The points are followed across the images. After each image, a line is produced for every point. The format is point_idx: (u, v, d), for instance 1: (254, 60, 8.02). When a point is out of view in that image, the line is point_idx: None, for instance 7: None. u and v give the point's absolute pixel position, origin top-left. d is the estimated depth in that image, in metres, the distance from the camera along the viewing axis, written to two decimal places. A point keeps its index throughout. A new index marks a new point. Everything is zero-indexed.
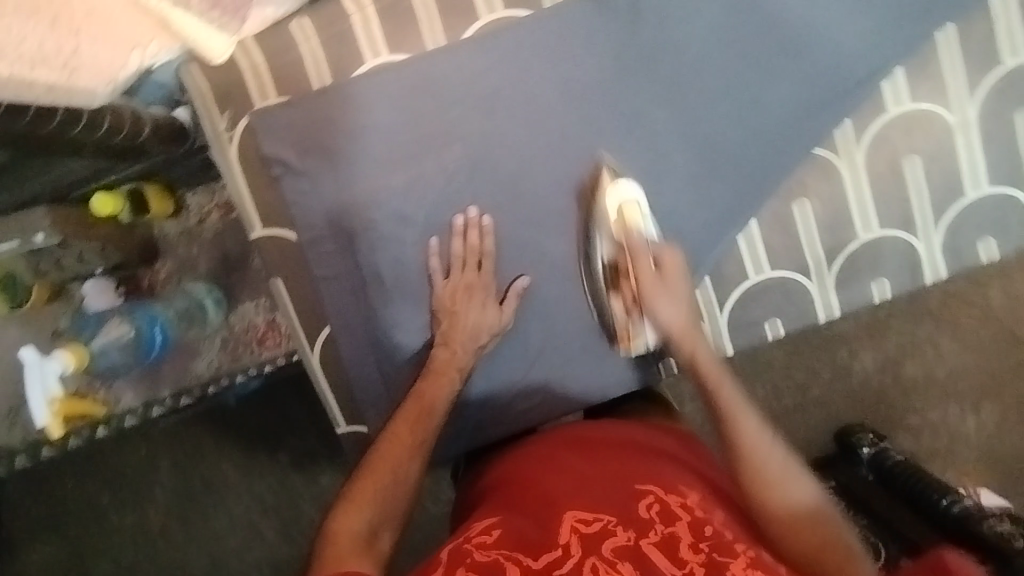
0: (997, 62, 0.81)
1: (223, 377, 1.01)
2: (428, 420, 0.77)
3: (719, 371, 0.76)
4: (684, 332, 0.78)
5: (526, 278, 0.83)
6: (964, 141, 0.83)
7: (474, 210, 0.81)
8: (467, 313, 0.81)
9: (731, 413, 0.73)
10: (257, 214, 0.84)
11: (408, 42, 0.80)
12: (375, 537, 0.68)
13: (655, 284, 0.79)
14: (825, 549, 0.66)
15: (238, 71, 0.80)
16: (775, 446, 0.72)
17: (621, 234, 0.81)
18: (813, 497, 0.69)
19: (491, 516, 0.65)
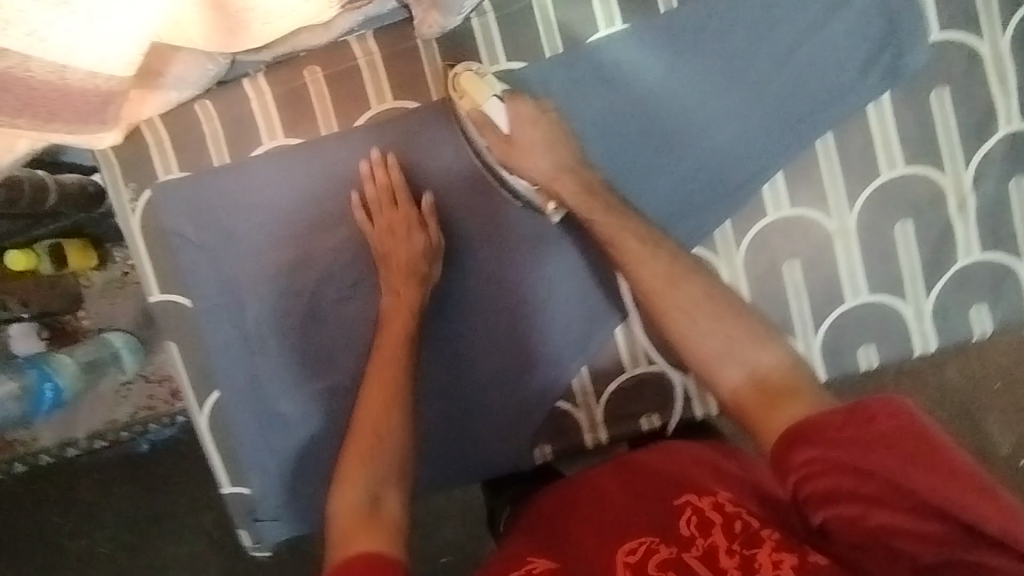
0: (876, 172, 0.83)
1: (138, 424, 1.09)
2: (413, 284, 0.80)
3: (587, 192, 0.76)
4: (550, 179, 0.77)
5: (431, 193, 0.83)
6: (844, 248, 0.84)
7: (376, 152, 0.83)
8: (409, 232, 0.81)
9: (613, 241, 0.73)
10: (155, 280, 0.87)
11: (303, 126, 0.84)
12: (382, 502, 0.63)
13: (516, 147, 0.78)
14: (763, 368, 0.62)
15: (143, 147, 0.84)
16: (661, 254, 0.71)
17: (471, 108, 0.78)
18: (713, 292, 0.68)
19: (550, 556, 0.61)
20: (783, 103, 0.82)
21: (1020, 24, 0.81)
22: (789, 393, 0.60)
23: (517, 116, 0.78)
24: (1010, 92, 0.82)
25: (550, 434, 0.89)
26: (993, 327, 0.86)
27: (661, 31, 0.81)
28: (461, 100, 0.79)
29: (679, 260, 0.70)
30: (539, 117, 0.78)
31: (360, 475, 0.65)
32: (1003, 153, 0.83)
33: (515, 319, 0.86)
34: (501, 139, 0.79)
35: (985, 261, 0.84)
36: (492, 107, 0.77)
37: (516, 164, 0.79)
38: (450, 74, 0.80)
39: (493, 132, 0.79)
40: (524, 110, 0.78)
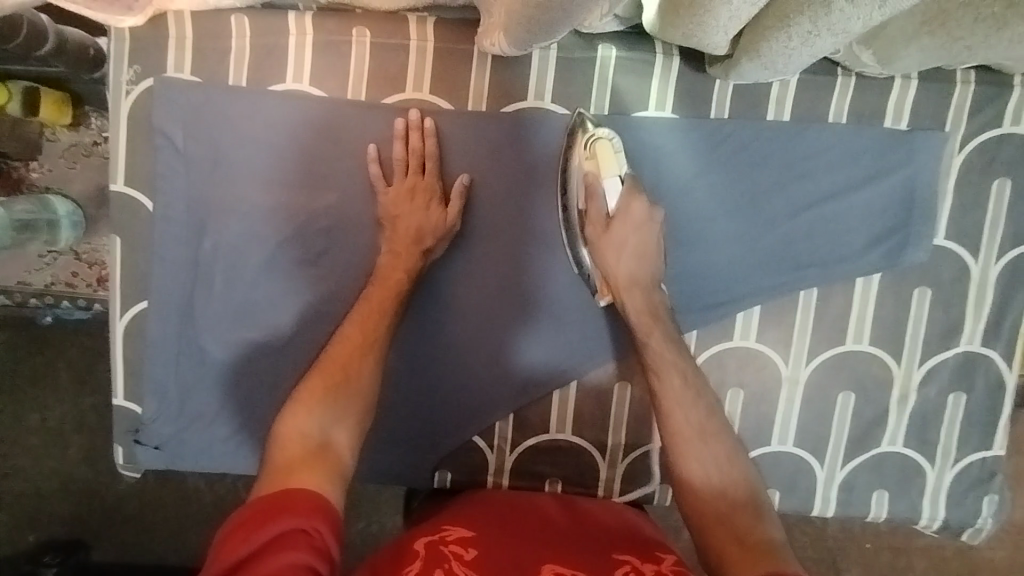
0: (842, 340, 0.86)
1: (51, 295, 1.03)
2: (414, 251, 0.80)
3: (648, 313, 0.77)
4: (617, 282, 0.78)
5: (469, 178, 0.82)
6: (788, 396, 0.87)
7: (415, 112, 0.80)
8: (428, 204, 0.81)
9: (657, 368, 0.74)
10: (123, 169, 0.82)
11: (332, 81, 0.81)
12: (330, 438, 0.66)
13: (607, 236, 0.77)
14: (751, 536, 0.64)
15: (163, 35, 0.79)
16: (699, 405, 0.72)
17: (591, 175, 0.78)
18: (733, 460, 0.69)
19: (467, 528, 0.71)
20: (780, 246, 0.84)
21: (1013, 260, 0.85)
22: (764, 555, 0.61)
23: (623, 208, 0.77)
24: (982, 314, 0.86)
25: (455, 464, 0.88)
26: (886, 515, 0.90)
27: (700, 136, 0.82)
28: (586, 161, 0.78)
29: (712, 417, 0.72)
30: (645, 221, 0.78)
31: (318, 401, 0.68)
32: (954, 365, 0.87)
33: (484, 322, 0.85)
34: (598, 219, 0.78)
35: (902, 455, 0.89)
36: (609, 185, 0.77)
37: (601, 250, 0.78)
38: (584, 134, 0.79)
39: (597, 205, 0.78)
40: (636, 206, 0.77)
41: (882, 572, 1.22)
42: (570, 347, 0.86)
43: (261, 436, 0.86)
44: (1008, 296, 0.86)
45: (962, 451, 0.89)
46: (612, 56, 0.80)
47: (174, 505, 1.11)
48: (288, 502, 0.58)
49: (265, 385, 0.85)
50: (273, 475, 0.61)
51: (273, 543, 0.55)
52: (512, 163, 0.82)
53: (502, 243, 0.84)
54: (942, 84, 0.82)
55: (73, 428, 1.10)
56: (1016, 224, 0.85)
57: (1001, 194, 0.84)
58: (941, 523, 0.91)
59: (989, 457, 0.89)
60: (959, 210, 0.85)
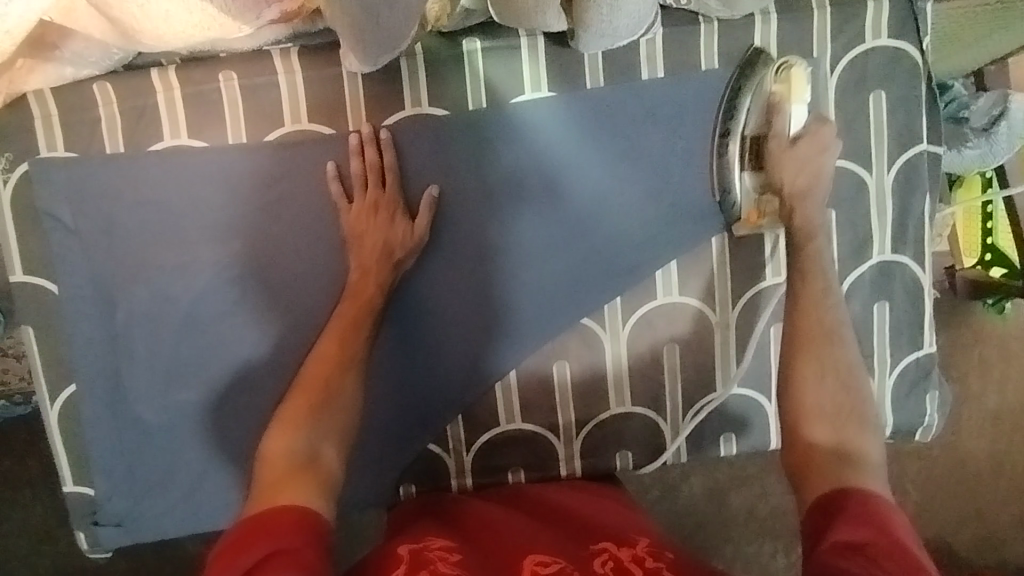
0: (762, 277, 0.89)
1: None
2: (386, 263, 0.80)
3: (813, 227, 0.79)
4: (795, 193, 0.79)
5: (435, 186, 0.83)
6: (722, 340, 0.89)
7: (367, 127, 0.81)
8: (391, 217, 0.81)
9: (805, 272, 0.77)
10: (19, 259, 0.81)
11: (209, 130, 0.81)
12: (319, 454, 0.69)
13: (789, 152, 0.80)
14: (850, 447, 0.69)
15: (28, 118, 0.78)
16: (836, 312, 0.75)
17: (781, 93, 0.82)
18: (851, 369, 0.73)
19: (448, 540, 0.70)
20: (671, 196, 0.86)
21: (903, 167, 0.88)
22: (852, 466, 0.67)
23: (811, 130, 0.81)
24: (886, 224, 0.89)
25: (416, 474, 0.89)
26: None
27: (583, 109, 0.84)
28: (778, 84, 0.82)
29: (843, 325, 0.75)
30: (824, 148, 0.81)
31: (302, 418, 0.71)
32: (871, 279, 0.90)
33: (425, 332, 0.85)
34: (784, 137, 0.81)
35: None
36: (796, 108, 0.81)
37: (777, 162, 0.80)
38: (769, 63, 0.83)
39: (782, 122, 0.81)
40: (823, 131, 0.81)
41: None
42: (517, 337, 0.86)
43: (221, 491, 0.86)
44: (906, 202, 0.89)
45: (897, 356, 0.92)
46: (478, 48, 0.82)
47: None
48: (273, 522, 0.61)
49: (211, 441, 0.85)
50: (259, 496, 0.65)
51: (258, 563, 0.58)
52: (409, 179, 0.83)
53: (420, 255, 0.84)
54: (800, 13, 0.84)
55: (50, 521, 1.09)
56: (898, 133, 0.88)
57: (878, 106, 0.87)
58: (891, 429, 0.94)
59: (922, 356, 0.93)
60: (843, 130, 0.87)
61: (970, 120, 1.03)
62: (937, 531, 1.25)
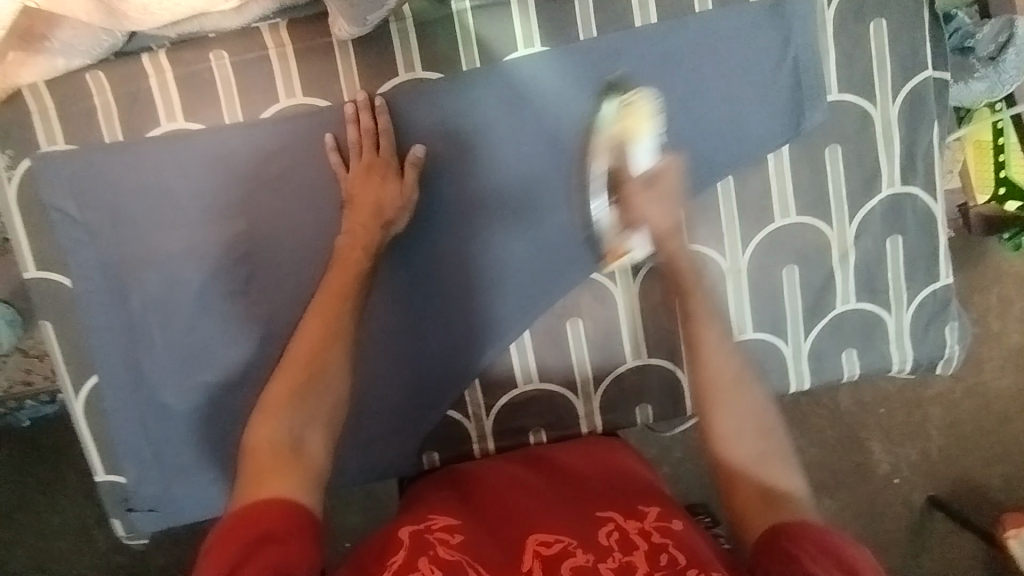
0: (771, 219, 0.88)
1: (11, 398, 1.04)
2: (375, 225, 0.79)
3: (693, 267, 0.79)
4: (662, 230, 0.79)
5: (422, 145, 0.81)
6: (734, 286, 0.88)
7: (361, 94, 0.80)
8: (384, 179, 0.80)
9: (698, 316, 0.76)
10: (31, 254, 0.82)
11: (204, 111, 0.81)
12: (301, 444, 0.64)
13: (641, 196, 0.80)
14: (775, 487, 0.68)
15: (25, 112, 0.78)
16: (734, 355, 0.74)
17: (620, 131, 0.82)
18: (762, 413, 0.71)
19: (451, 516, 0.69)
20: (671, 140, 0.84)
21: (909, 96, 0.87)
22: (783, 505, 0.66)
23: (656, 167, 0.81)
24: (895, 156, 0.88)
25: (438, 441, 0.89)
26: (859, 372, 0.93)
27: (577, 61, 0.82)
28: (619, 121, 0.82)
29: (748, 366, 0.74)
30: (671, 191, 0.81)
31: (286, 405, 0.65)
32: (882, 213, 0.89)
33: (435, 298, 0.85)
34: (641, 179, 0.81)
35: (858, 310, 0.91)
36: (642, 144, 0.82)
37: (636, 203, 0.80)
38: (613, 98, 0.83)
39: (626, 165, 0.82)
40: (666, 175, 0.81)
41: (902, 428, 1.24)
42: (525, 297, 0.86)
43: None
44: (913, 131, 0.88)
45: (913, 291, 0.91)
46: (467, 8, 0.81)
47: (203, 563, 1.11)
48: (260, 513, 0.59)
49: (234, 421, 0.86)
50: (245, 486, 0.62)
51: (244, 559, 0.56)
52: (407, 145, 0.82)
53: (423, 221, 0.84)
54: None
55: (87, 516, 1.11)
56: (901, 61, 0.86)
57: (879, 35, 0.85)
58: (912, 364, 0.93)
59: (939, 288, 0.92)
60: (844, 63, 0.86)
61: (976, 49, 1.01)
62: (966, 471, 1.24)
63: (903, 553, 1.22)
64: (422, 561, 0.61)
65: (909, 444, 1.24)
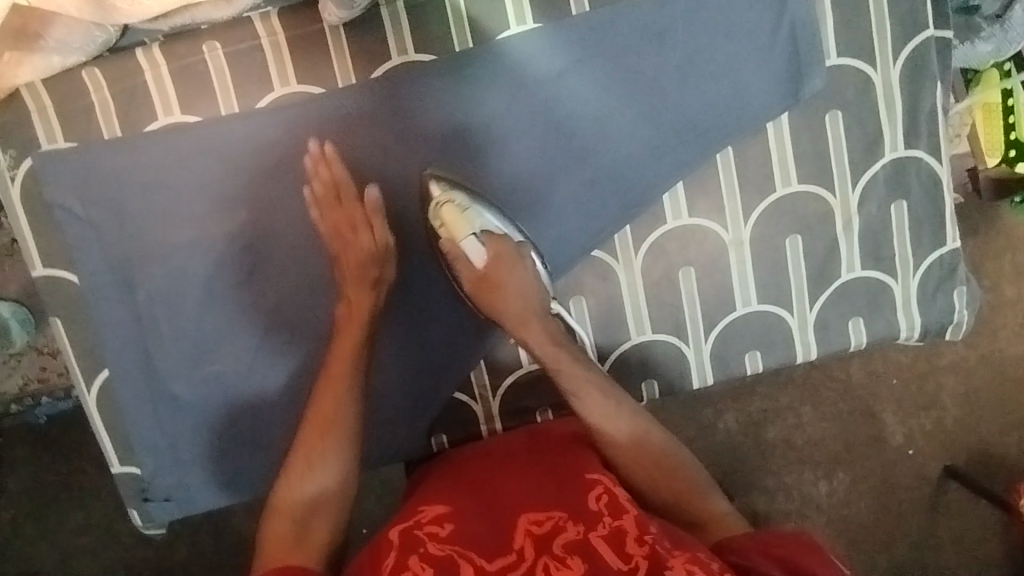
0: (772, 189, 0.87)
1: (29, 396, 1.05)
2: (366, 287, 0.79)
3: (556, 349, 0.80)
4: (517, 324, 0.80)
5: (375, 185, 0.79)
6: (737, 258, 0.88)
7: (315, 144, 0.78)
8: (355, 232, 0.79)
9: (578, 393, 0.78)
10: (37, 253, 0.83)
11: (200, 103, 0.81)
12: (313, 518, 0.72)
13: (493, 293, 0.80)
14: (701, 516, 0.75)
15: (24, 112, 0.79)
16: (625, 413, 0.77)
17: (443, 222, 0.81)
18: (668, 448, 0.77)
19: (442, 503, 0.70)
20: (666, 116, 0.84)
21: (910, 58, 0.86)
22: (716, 526, 0.74)
23: (487, 249, 0.80)
24: (897, 119, 0.87)
25: (446, 424, 0.90)
26: (867, 341, 0.92)
27: (571, 36, 0.82)
28: (439, 224, 0.81)
29: (643, 415, 0.78)
30: (514, 274, 0.81)
31: (291, 501, 0.72)
32: (886, 179, 0.88)
33: (435, 281, 0.86)
34: (474, 277, 0.81)
35: (864, 278, 0.90)
36: (466, 243, 0.80)
37: (490, 306, 0.81)
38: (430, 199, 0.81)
39: (467, 266, 0.81)
40: (502, 268, 0.80)
41: (915, 399, 1.23)
42: None
43: (262, 459, 0.88)
44: (915, 94, 0.87)
45: (919, 257, 0.90)
46: None
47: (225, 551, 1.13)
48: None
49: (244, 411, 0.87)
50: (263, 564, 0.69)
51: None
52: (411, 126, 0.82)
53: (421, 205, 0.83)
54: None
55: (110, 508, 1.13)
56: (901, 23, 0.85)
57: None
58: (920, 331, 0.92)
59: (946, 253, 0.90)
60: (842, 27, 0.85)
61: (981, 8, 0.97)
62: (980, 439, 1.23)
63: (920, 524, 1.22)
64: (413, 560, 0.63)
65: (923, 414, 1.23)
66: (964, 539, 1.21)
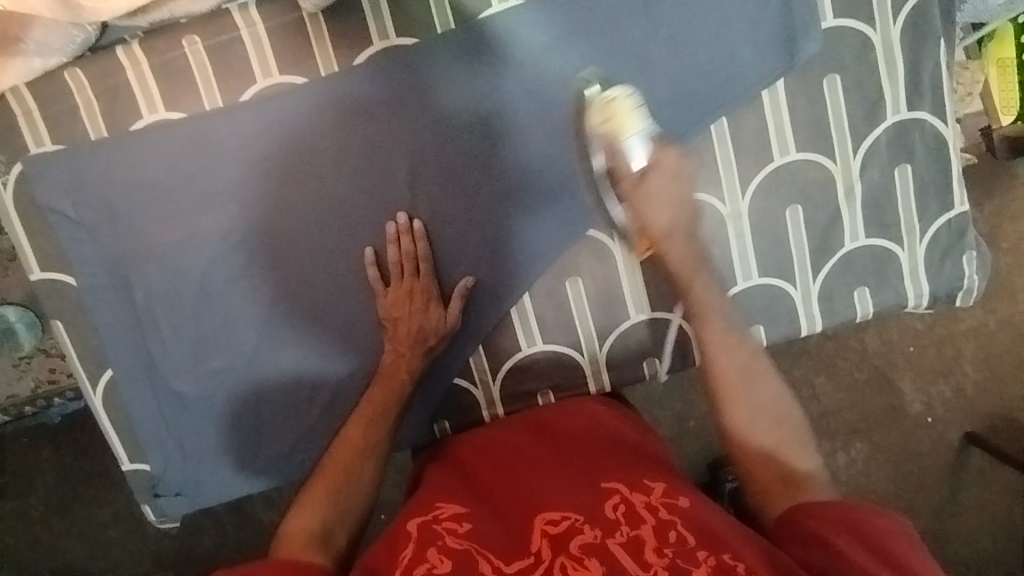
0: (769, 158, 0.84)
1: (40, 398, 1.06)
2: (418, 351, 0.82)
3: (692, 261, 0.77)
4: (656, 235, 0.77)
5: (471, 278, 0.84)
6: (736, 231, 0.86)
7: (404, 217, 0.82)
8: (423, 307, 0.82)
9: (703, 313, 0.76)
10: (34, 257, 0.84)
11: (184, 99, 0.80)
12: (331, 536, 0.69)
13: (643, 189, 0.76)
14: (793, 472, 0.69)
15: (10, 117, 0.79)
16: (744, 347, 0.75)
17: (605, 127, 0.78)
18: (781, 399, 0.72)
19: (457, 501, 0.70)
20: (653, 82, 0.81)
21: (910, 16, 0.83)
22: (802, 489, 0.68)
23: (656, 161, 0.77)
24: (899, 80, 0.84)
25: (448, 410, 0.89)
26: (873, 310, 0.90)
27: (557, 12, 0.80)
28: (602, 123, 0.79)
29: (757, 358, 0.74)
30: (677, 174, 0.78)
31: (322, 504, 0.71)
32: (889, 142, 0.85)
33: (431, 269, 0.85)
34: (630, 177, 0.77)
35: (868, 246, 0.87)
36: (632, 142, 0.77)
37: (637, 209, 0.77)
38: (595, 99, 0.80)
39: (626, 169, 0.77)
40: (667, 158, 0.77)
41: (931, 367, 1.21)
42: (521, 260, 0.85)
43: (268, 451, 0.89)
44: (917, 53, 0.83)
45: (926, 222, 0.87)
46: None
47: (241, 541, 1.16)
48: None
49: (247, 405, 0.87)
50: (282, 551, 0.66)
51: None
52: (407, 101, 0.81)
53: (410, 190, 0.83)
54: None
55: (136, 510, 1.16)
56: None
57: None
58: (929, 298, 0.90)
59: (955, 216, 0.88)
60: None
61: None
62: (998, 406, 1.20)
63: (940, 491, 1.20)
64: (431, 552, 0.63)
65: (939, 384, 1.21)
66: (986, 505, 1.19)
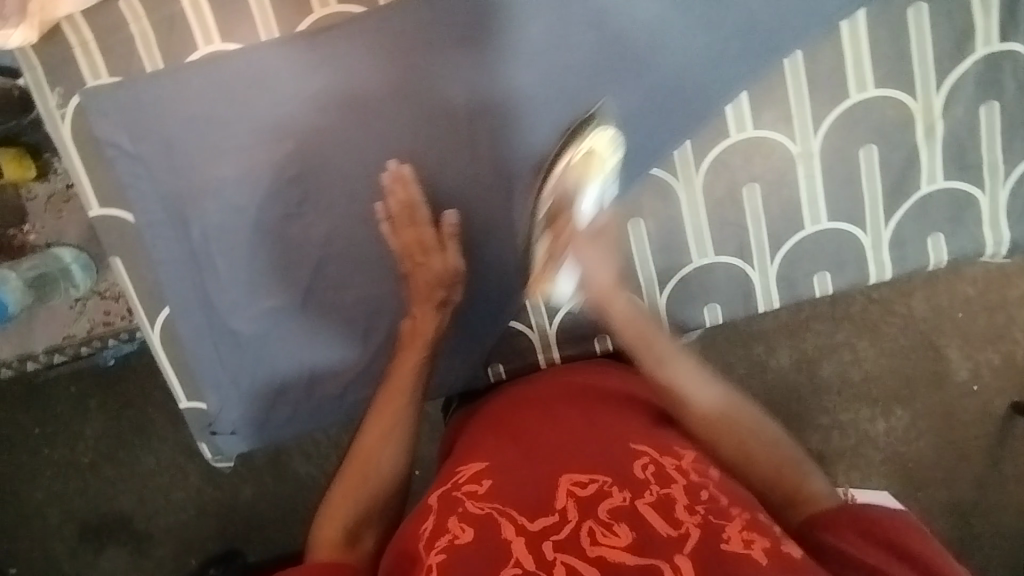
0: (844, 95, 0.80)
1: (96, 339, 1.10)
2: (429, 307, 0.77)
3: (639, 323, 0.75)
4: (605, 288, 0.76)
5: (452, 214, 0.78)
6: (806, 171, 0.82)
7: (391, 163, 0.78)
8: (425, 254, 0.77)
9: (668, 360, 0.73)
10: (93, 194, 0.84)
11: (239, 30, 0.79)
12: (359, 538, 0.69)
13: (586, 242, 0.75)
14: (800, 493, 0.68)
15: (67, 47, 0.78)
16: (715, 387, 0.73)
17: (578, 169, 0.77)
18: (759, 426, 0.71)
19: (478, 461, 0.67)
20: (651, 65, 0.79)
21: None
22: (809, 503, 0.68)
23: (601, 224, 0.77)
24: (991, 10, 0.78)
25: (503, 353, 0.89)
26: (947, 258, 0.86)
27: None
28: (577, 157, 0.77)
29: (729, 395, 0.73)
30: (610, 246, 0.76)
31: (347, 504, 0.70)
32: (976, 77, 0.80)
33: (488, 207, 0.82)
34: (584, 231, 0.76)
35: (947, 189, 0.83)
36: (592, 191, 0.77)
37: (583, 255, 0.75)
38: (581, 136, 0.78)
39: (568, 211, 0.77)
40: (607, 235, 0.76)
41: (993, 328, 1.16)
42: None
43: (321, 391, 0.89)
44: None
45: (1011, 164, 0.82)
46: None
47: (284, 488, 1.17)
48: None
49: (300, 346, 0.87)
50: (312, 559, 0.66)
51: None
52: (465, 29, 0.78)
53: (465, 127, 0.80)
54: None
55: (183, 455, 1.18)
56: None
57: None
58: (1008, 246, 0.85)
59: None
60: None
61: None
62: None
63: (985, 462, 1.16)
64: (451, 521, 0.61)
65: (992, 348, 1.16)
66: None
